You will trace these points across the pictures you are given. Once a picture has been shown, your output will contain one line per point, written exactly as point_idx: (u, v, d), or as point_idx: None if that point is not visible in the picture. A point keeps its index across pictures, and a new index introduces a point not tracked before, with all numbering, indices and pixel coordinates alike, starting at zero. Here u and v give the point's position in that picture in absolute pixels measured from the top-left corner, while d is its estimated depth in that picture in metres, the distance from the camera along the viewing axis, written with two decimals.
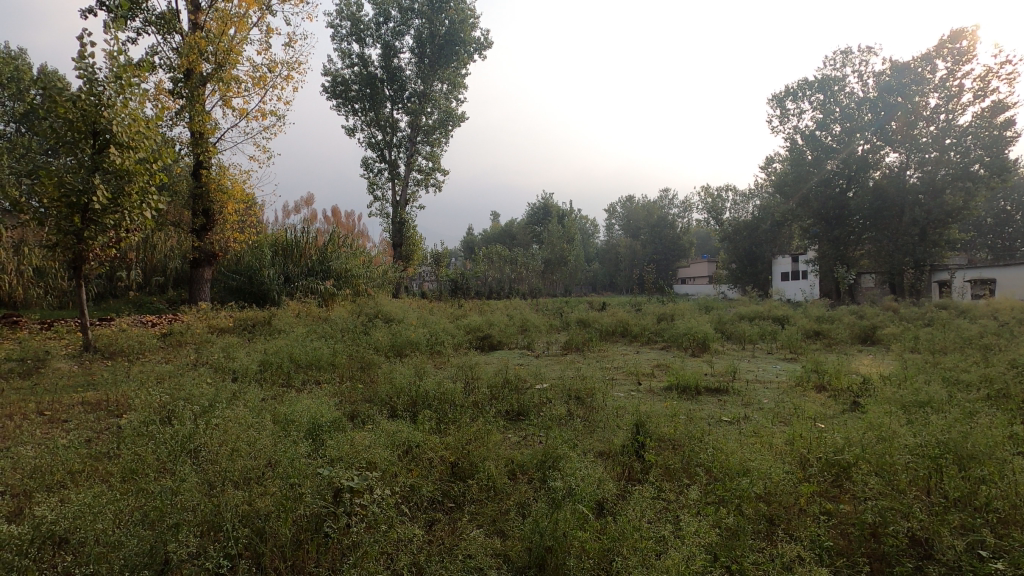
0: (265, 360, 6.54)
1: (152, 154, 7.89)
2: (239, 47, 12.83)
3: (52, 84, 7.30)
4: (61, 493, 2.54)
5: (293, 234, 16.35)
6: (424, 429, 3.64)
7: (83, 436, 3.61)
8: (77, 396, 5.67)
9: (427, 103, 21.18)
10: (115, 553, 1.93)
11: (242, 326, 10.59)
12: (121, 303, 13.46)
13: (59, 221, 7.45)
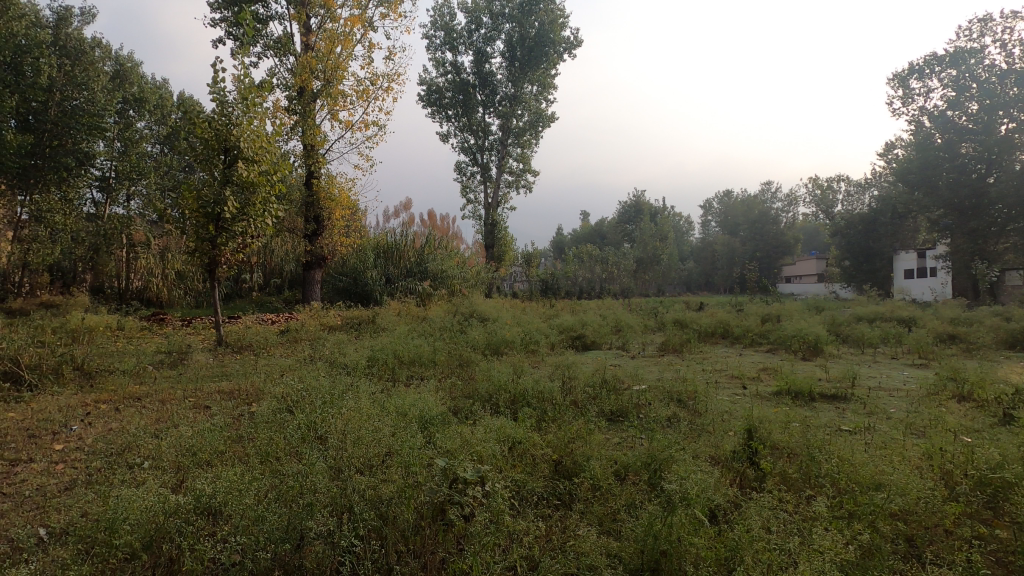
0: (373, 356, 6.94)
1: (272, 167, 8.65)
2: (345, 64, 13.75)
3: (193, 108, 8.25)
4: (212, 470, 2.85)
5: (393, 237, 17.22)
6: (526, 425, 3.68)
7: (224, 421, 4.04)
8: (214, 385, 6.34)
9: (517, 106, 21.42)
10: (260, 526, 2.13)
11: (349, 324, 11.30)
12: (246, 303, 14.88)
13: (198, 229, 8.37)
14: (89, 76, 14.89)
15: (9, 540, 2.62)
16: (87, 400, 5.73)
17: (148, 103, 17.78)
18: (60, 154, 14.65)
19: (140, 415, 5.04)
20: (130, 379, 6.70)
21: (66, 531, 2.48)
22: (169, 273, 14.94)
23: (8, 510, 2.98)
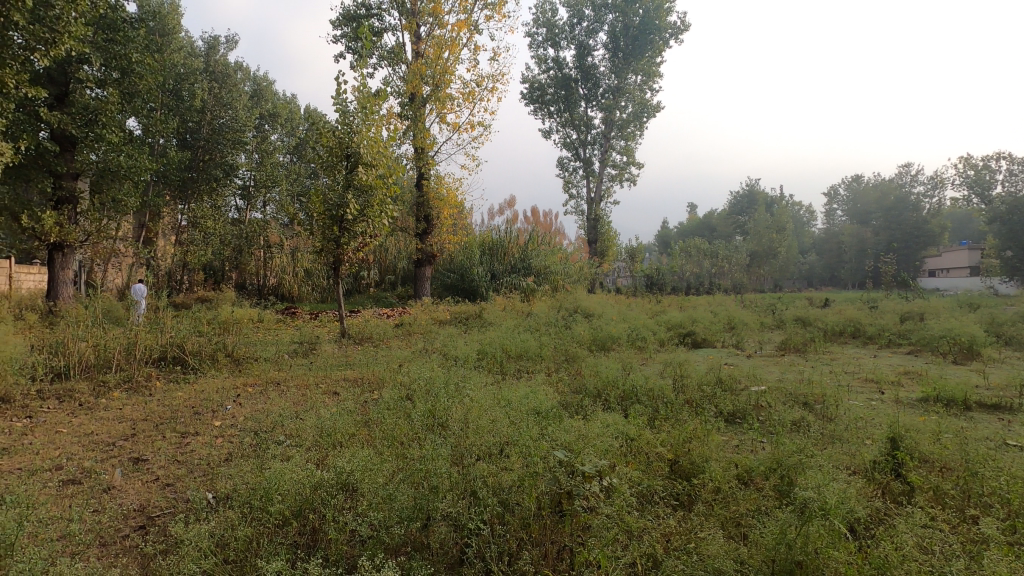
0: (482, 350, 7.16)
1: (388, 170, 9.23)
2: (452, 67, 14.26)
3: (319, 119, 9.02)
4: (346, 449, 3.11)
5: (498, 234, 17.61)
6: (639, 422, 3.61)
7: (352, 406, 4.39)
8: (341, 373, 6.89)
9: (621, 98, 20.94)
10: (393, 504, 2.29)
11: (457, 318, 11.76)
12: (365, 298, 16.03)
13: (324, 230, 9.12)
14: (233, 96, 16.78)
15: (186, 500, 3.05)
16: (238, 383, 6.49)
17: (280, 117, 19.66)
18: (210, 167, 16.90)
19: (280, 399, 5.61)
20: (270, 366, 7.48)
21: (231, 496, 2.83)
22: (299, 271, 16.46)
23: (183, 475, 3.47)
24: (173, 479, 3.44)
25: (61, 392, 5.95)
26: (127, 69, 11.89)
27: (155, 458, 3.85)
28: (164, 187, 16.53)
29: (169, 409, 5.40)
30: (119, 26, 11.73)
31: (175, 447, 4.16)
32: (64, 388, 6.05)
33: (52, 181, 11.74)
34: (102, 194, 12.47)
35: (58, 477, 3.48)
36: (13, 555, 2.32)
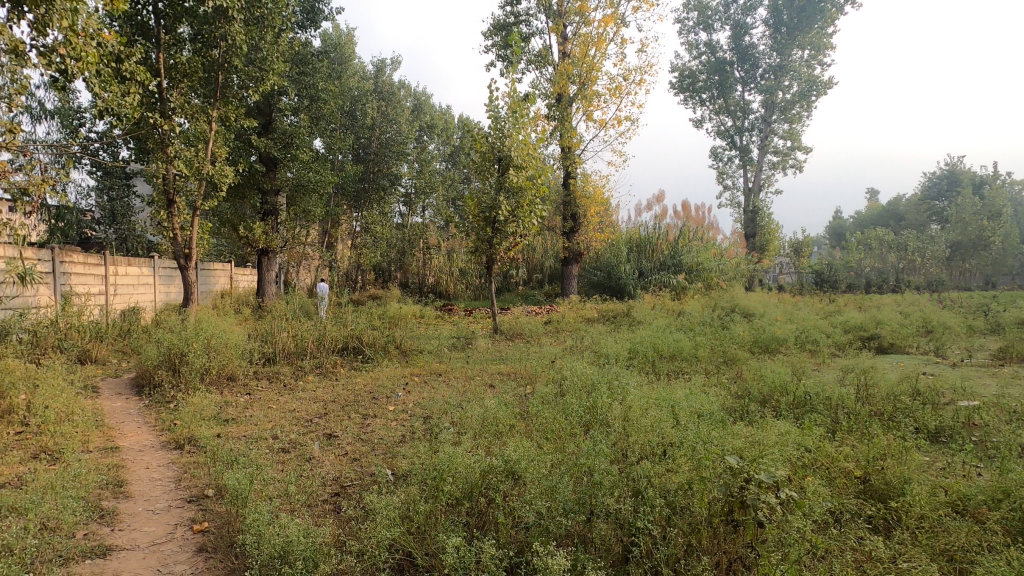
0: (633, 349, 7.02)
1: (537, 171, 9.46)
2: (599, 63, 14.15)
3: (474, 126, 9.54)
4: (508, 439, 3.26)
5: (646, 230, 17.10)
6: (817, 433, 3.27)
7: (509, 398, 4.59)
8: (495, 367, 7.22)
9: (785, 76, 19.06)
10: (556, 495, 2.35)
11: (605, 316, 11.67)
12: (514, 296, 16.65)
13: (478, 232, 9.64)
14: (397, 112, 18.35)
15: (370, 474, 3.43)
16: (406, 373, 7.14)
17: (437, 128, 21.15)
18: (379, 178, 18.76)
19: (443, 389, 6.05)
20: (433, 358, 8.11)
21: (408, 474, 3.13)
22: (454, 270, 17.57)
23: (367, 452, 3.92)
24: (358, 455, 3.89)
25: (270, 374, 7.07)
26: (315, 96, 13.65)
27: (345, 435, 4.40)
28: (342, 197, 18.75)
29: (352, 393, 6.13)
30: (308, 60, 13.52)
31: (359, 426, 4.70)
32: (272, 370, 7.17)
33: (260, 196, 13.97)
34: (296, 206, 14.52)
35: (273, 445, 4.14)
36: (247, 506, 2.81)
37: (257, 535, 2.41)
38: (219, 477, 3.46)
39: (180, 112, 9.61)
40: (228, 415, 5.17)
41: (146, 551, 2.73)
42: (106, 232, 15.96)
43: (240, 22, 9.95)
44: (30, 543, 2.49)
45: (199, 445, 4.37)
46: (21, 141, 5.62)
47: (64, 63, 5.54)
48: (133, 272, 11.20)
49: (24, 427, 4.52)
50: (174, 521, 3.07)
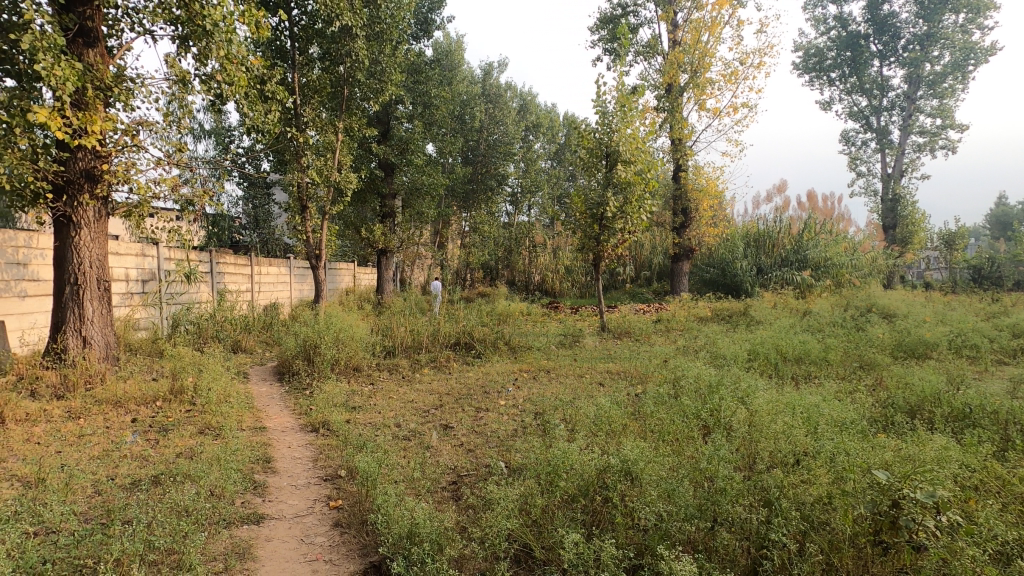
0: (753, 350, 6.59)
1: (647, 165, 9.18)
2: (713, 49, 13.42)
3: (581, 123, 9.48)
4: (623, 438, 3.22)
5: (765, 224, 15.96)
6: (985, 451, 2.85)
7: (620, 398, 4.51)
8: (604, 366, 7.12)
9: (933, 46, 16.85)
10: (676, 499, 2.27)
11: (719, 315, 11.08)
12: (622, 293, 16.34)
13: (586, 229, 9.56)
14: (504, 113, 18.66)
15: (486, 465, 3.55)
16: (516, 369, 7.28)
17: (542, 127, 21.32)
18: (487, 178, 19.28)
19: (552, 386, 6.09)
20: (541, 355, 8.19)
21: (523, 468, 3.19)
22: (560, 268, 17.60)
23: (480, 443, 4.06)
24: (474, 446, 4.04)
25: (391, 365, 7.54)
26: (428, 103, 14.31)
27: (460, 426, 4.59)
28: (452, 199, 19.53)
29: (465, 386, 6.36)
30: (421, 70, 14.22)
31: (473, 419, 4.88)
32: (392, 362, 7.65)
33: (379, 200, 14.97)
34: (411, 209, 15.37)
35: (396, 433, 4.42)
36: (376, 487, 3.03)
37: (386, 515, 2.58)
38: (350, 459, 3.76)
39: (311, 125, 10.56)
40: (355, 403, 5.60)
41: (291, 521, 3.02)
42: (251, 236, 17.98)
43: (362, 38, 10.67)
44: (201, 505, 2.86)
45: (332, 429, 4.78)
46: (187, 158, 6.52)
47: (219, 88, 6.36)
48: (274, 271, 12.49)
49: (191, 406, 5.23)
50: (313, 497, 3.38)
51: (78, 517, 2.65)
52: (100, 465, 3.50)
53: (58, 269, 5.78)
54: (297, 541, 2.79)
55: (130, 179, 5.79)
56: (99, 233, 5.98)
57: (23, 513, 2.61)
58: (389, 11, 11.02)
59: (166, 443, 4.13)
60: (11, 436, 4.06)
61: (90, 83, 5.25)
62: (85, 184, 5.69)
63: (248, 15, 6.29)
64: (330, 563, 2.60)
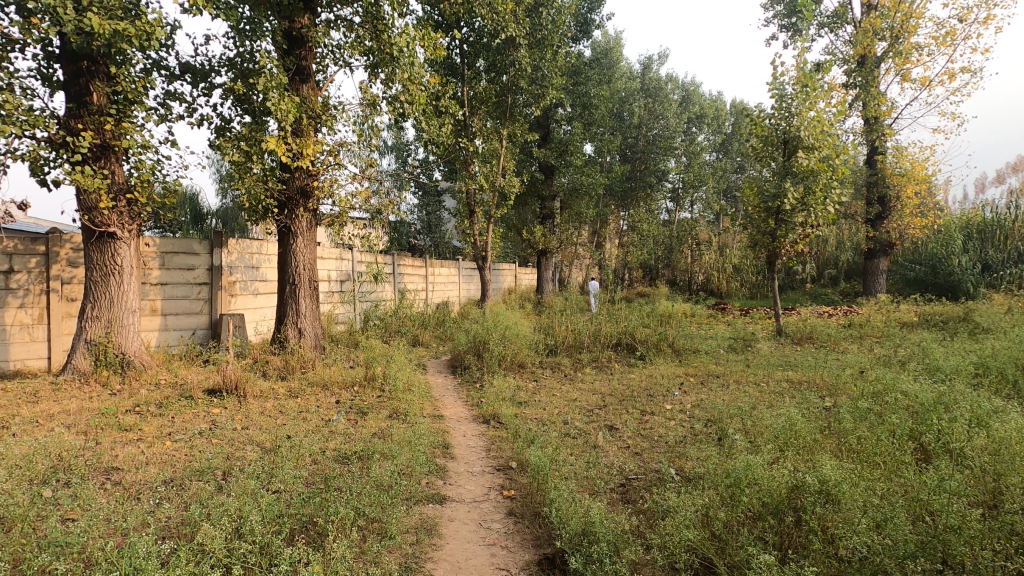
0: (982, 363, 5.45)
1: (835, 150, 8.14)
2: (921, 8, 11.43)
3: (754, 109, 8.72)
4: (816, 457, 2.88)
5: (994, 211, 13.17)
6: None
7: (805, 410, 4.06)
8: (784, 374, 6.44)
9: None
10: (891, 531, 1.98)
11: (930, 321, 9.39)
12: (801, 294, 14.71)
13: (759, 224, 8.76)
14: (666, 107, 17.92)
15: (656, 471, 3.43)
16: (681, 373, 6.94)
17: (707, 118, 20.08)
18: (646, 175, 18.73)
19: (724, 393, 5.69)
20: (708, 359, 7.72)
21: (698, 478, 3.02)
22: (728, 267, 16.36)
23: (648, 448, 3.94)
24: (641, 449, 3.93)
25: (553, 363, 7.67)
26: (587, 103, 14.32)
27: (625, 429, 4.50)
28: (610, 197, 19.33)
29: (628, 388, 6.23)
30: (580, 71, 14.32)
31: (638, 421, 4.76)
32: (555, 360, 7.79)
33: (540, 202, 15.39)
34: (569, 210, 15.53)
35: (562, 430, 4.48)
36: (548, 482, 3.11)
37: (560, 511, 2.64)
38: (521, 452, 3.91)
39: (478, 134, 11.24)
40: (521, 398, 5.83)
41: (469, 505, 3.23)
42: (425, 240, 19.72)
43: (525, 47, 11.06)
44: (395, 481, 3.21)
45: (502, 422, 5.03)
46: (376, 172, 7.35)
47: (402, 107, 7.05)
48: (444, 272, 13.54)
49: (382, 392, 5.88)
50: (488, 484, 3.57)
51: (303, 480, 3.15)
52: (316, 438, 4.10)
53: (281, 271, 6.90)
54: (476, 524, 2.97)
55: (333, 193, 6.68)
56: (310, 240, 7.01)
57: (264, 473, 3.16)
58: (551, 17, 11.23)
59: (363, 423, 4.70)
60: (252, 409, 4.96)
61: (305, 113, 6.19)
62: (300, 199, 6.68)
63: (427, 38, 6.89)
64: (506, 549, 2.74)
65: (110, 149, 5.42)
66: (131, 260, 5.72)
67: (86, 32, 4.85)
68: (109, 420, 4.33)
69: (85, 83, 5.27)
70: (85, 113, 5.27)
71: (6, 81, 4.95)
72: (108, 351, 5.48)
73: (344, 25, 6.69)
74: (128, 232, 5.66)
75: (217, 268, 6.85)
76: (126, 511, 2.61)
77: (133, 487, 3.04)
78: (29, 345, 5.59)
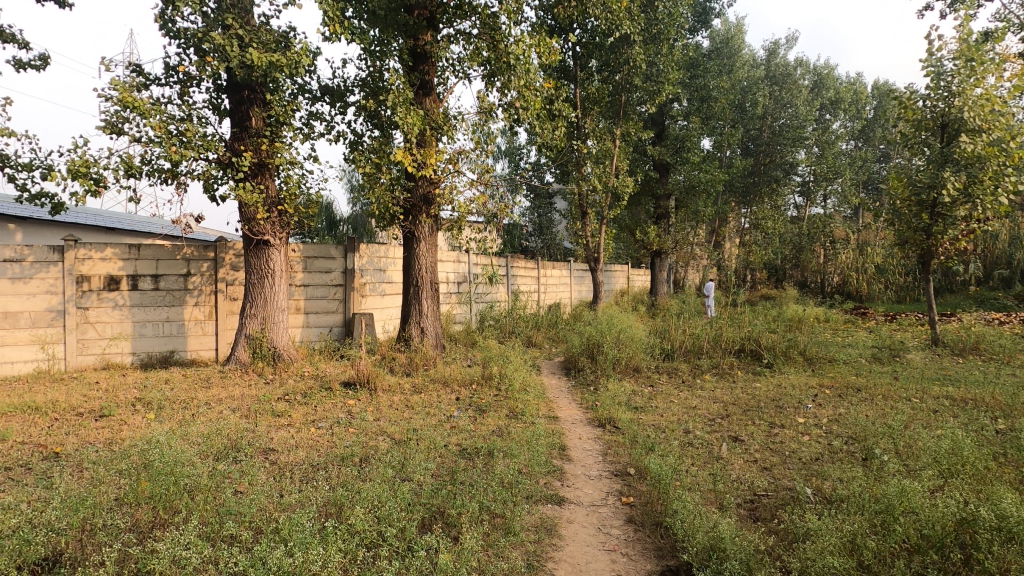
0: None
1: (1009, 132, 7.02)
2: None
3: (903, 91, 7.77)
4: (991, 488, 2.52)
5: None
6: None
7: (972, 433, 3.54)
8: (942, 390, 5.67)
9: None
10: None
11: None
12: (962, 299, 12.86)
13: (910, 219, 7.78)
14: (794, 94, 16.57)
15: (790, 489, 3.19)
16: (814, 383, 6.38)
17: (843, 103, 18.25)
18: (772, 169, 17.44)
19: (867, 408, 5.14)
20: (847, 370, 7.02)
21: (840, 500, 2.78)
22: (869, 267, 14.72)
23: (778, 463, 3.68)
24: (771, 465, 3.66)
25: (669, 368, 7.41)
26: (706, 96, 13.63)
27: (752, 441, 4.23)
28: (730, 194, 18.26)
29: (754, 398, 5.85)
30: (698, 63, 13.68)
31: (767, 434, 4.44)
32: (671, 365, 7.52)
33: (654, 202, 14.95)
34: (685, 208, 14.92)
35: (683, 438, 4.32)
36: (670, 492, 3.03)
37: (684, 523, 2.56)
38: (640, 459, 3.84)
39: (591, 135, 11.18)
40: (637, 403, 5.71)
41: (587, 508, 3.23)
42: (537, 242, 19.98)
43: (639, 44, 10.82)
44: (515, 479, 3.29)
45: (618, 426, 4.97)
46: (492, 178, 7.60)
47: (517, 113, 7.21)
48: (556, 273, 13.62)
49: (499, 391, 6.06)
50: (606, 489, 3.54)
51: (432, 472, 3.35)
52: (440, 433, 4.33)
53: (406, 273, 7.37)
54: (595, 528, 2.97)
55: (453, 199, 7.00)
56: (432, 244, 7.41)
57: (398, 462, 3.41)
58: (667, 10, 10.86)
59: (483, 421, 4.88)
60: (382, 401, 5.37)
61: (428, 125, 6.55)
62: (423, 206, 7.09)
63: (542, 44, 6.99)
64: (627, 557, 2.70)
65: (265, 166, 6.14)
66: (281, 264, 6.43)
67: (247, 65, 5.54)
68: (265, 406, 4.91)
69: (246, 110, 6.02)
70: (246, 136, 6.03)
71: (187, 112, 5.80)
72: (262, 344, 6.22)
73: (463, 38, 6.99)
74: (279, 239, 6.38)
75: (350, 271, 7.48)
76: (285, 489, 2.96)
77: (288, 467, 3.44)
78: (201, 338, 6.49)
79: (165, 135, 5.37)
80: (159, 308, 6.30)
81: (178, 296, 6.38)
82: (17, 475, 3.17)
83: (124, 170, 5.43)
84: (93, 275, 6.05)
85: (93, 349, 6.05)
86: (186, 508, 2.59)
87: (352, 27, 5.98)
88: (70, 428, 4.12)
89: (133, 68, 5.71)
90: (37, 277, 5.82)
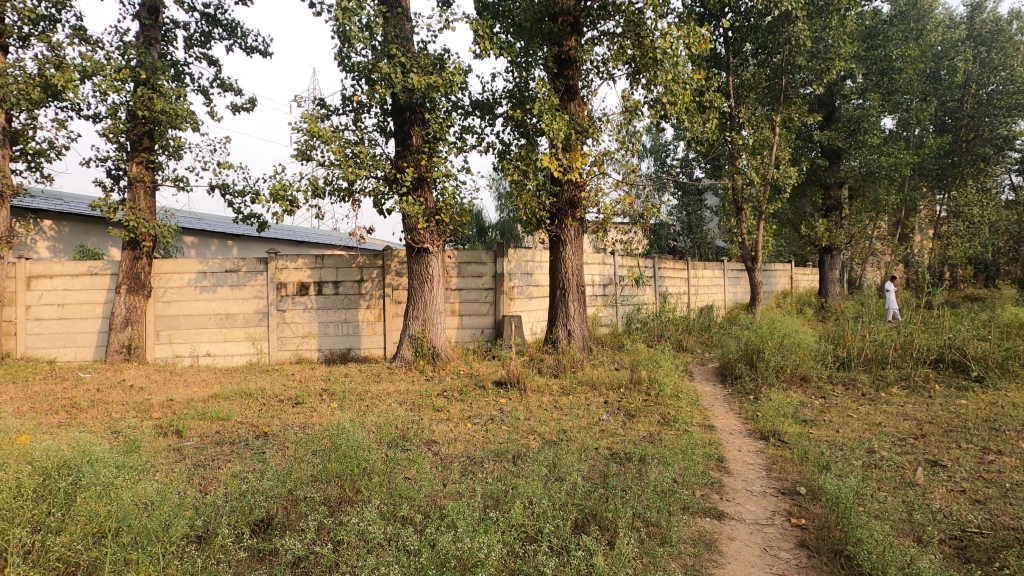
0: None
1: None
2: None
3: None
4: None
5: None
6: None
7: None
8: None
9: None
10: None
11: None
12: None
13: None
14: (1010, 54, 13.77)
15: (1014, 529, 2.66)
16: None
17: None
18: (978, 146, 14.66)
19: None
20: None
21: None
22: None
23: (995, 496, 3.08)
24: (985, 498, 3.08)
25: (846, 379, 6.57)
26: (888, 69, 11.88)
27: (956, 467, 3.59)
28: (921, 179, 15.71)
29: (958, 417, 4.96)
30: (877, 32, 11.99)
31: (978, 461, 3.73)
32: (848, 376, 6.66)
33: (823, 192, 13.40)
34: (862, 198, 13.14)
35: (866, 458, 3.80)
36: (851, 517, 2.70)
37: (873, 554, 2.28)
38: (812, 478, 3.47)
39: (746, 124, 10.39)
40: (807, 416, 5.15)
41: (751, 526, 2.99)
42: (686, 241, 19.06)
43: (803, 19, 9.80)
44: (671, 488, 3.17)
45: (785, 441, 4.53)
46: (637, 178, 7.41)
47: (664, 108, 6.95)
48: (708, 274, 12.87)
49: (648, 396, 5.88)
50: (773, 508, 3.26)
51: (584, 474, 3.36)
52: (590, 436, 4.33)
53: (553, 276, 7.50)
54: (760, 549, 2.75)
55: (598, 201, 6.96)
56: (578, 247, 7.44)
57: (551, 462, 3.48)
58: None
59: (633, 426, 4.78)
60: (532, 402, 5.52)
61: (574, 129, 6.59)
62: (569, 209, 7.13)
63: (690, 34, 6.66)
64: None
65: (425, 180, 6.67)
66: (439, 269, 6.92)
67: (409, 89, 6.09)
68: (426, 401, 5.34)
69: (407, 130, 6.61)
70: (408, 153, 6.61)
71: (360, 136, 6.54)
72: (423, 344, 6.76)
73: (607, 39, 6.93)
74: (437, 246, 6.88)
75: (500, 275, 7.81)
76: (448, 479, 3.19)
77: (448, 459, 3.70)
78: (372, 337, 7.24)
79: (343, 158, 6.10)
80: (339, 310, 7.15)
81: (353, 299, 7.18)
82: (239, 449, 3.83)
83: (312, 192, 6.28)
84: (289, 281, 7.07)
85: (289, 345, 7.07)
86: (367, 488, 2.91)
87: (499, 41, 6.24)
88: (274, 412, 4.87)
89: (318, 101, 6.59)
90: (249, 284, 6.98)
